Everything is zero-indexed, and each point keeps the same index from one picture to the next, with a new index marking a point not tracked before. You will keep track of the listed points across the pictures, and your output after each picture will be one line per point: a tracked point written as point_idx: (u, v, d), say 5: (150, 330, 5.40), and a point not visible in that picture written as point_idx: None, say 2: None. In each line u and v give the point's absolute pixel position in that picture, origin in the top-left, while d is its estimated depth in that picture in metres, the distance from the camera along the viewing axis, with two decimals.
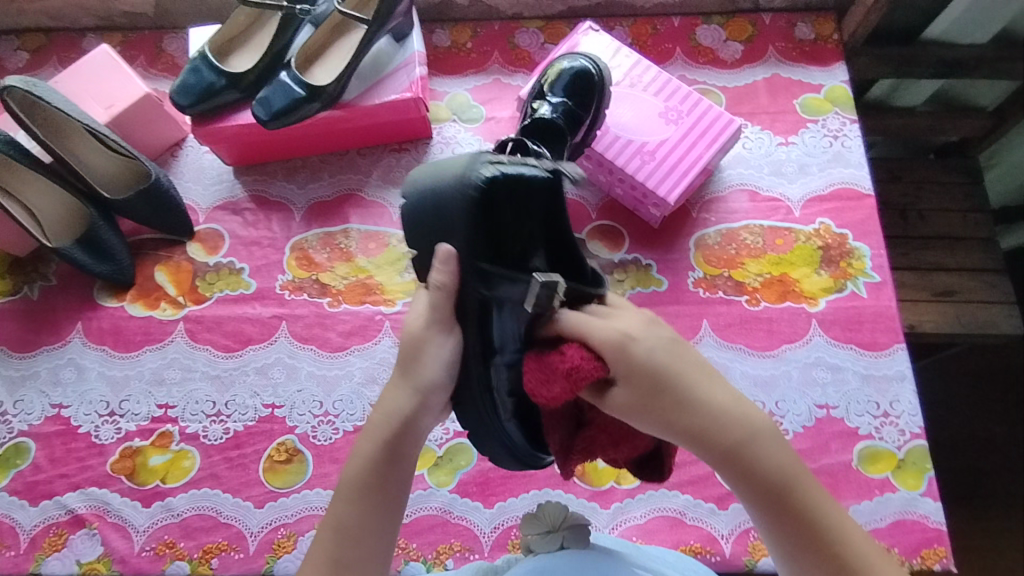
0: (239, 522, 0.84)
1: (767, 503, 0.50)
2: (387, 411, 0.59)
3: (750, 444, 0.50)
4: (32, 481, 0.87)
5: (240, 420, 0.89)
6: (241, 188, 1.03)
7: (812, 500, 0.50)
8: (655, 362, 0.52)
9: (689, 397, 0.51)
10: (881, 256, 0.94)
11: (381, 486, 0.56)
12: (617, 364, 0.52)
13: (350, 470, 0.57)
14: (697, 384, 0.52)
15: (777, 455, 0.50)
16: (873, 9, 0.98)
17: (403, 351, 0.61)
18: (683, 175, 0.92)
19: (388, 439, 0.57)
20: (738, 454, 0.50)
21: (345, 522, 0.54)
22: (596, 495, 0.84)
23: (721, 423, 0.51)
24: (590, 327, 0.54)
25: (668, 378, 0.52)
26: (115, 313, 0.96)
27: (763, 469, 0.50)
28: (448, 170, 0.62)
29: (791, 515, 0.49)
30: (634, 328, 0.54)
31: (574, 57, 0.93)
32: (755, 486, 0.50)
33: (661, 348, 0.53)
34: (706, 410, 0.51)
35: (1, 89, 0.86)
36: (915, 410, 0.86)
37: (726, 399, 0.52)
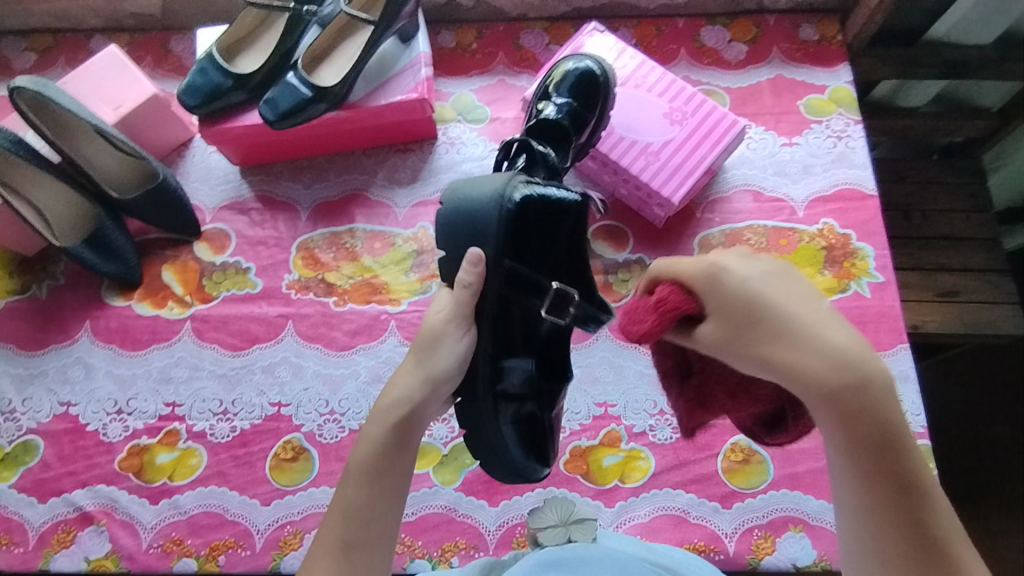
0: (245, 520, 0.85)
1: (862, 459, 0.45)
2: (397, 394, 0.59)
3: (866, 397, 0.44)
4: (41, 479, 0.88)
5: (247, 418, 0.90)
6: (248, 188, 1.03)
7: (909, 463, 0.45)
8: (764, 299, 0.46)
9: (795, 337, 0.45)
10: (885, 256, 0.94)
11: (389, 469, 0.55)
12: (709, 292, 0.48)
13: (358, 453, 0.56)
14: (808, 322, 0.46)
15: (890, 408, 0.45)
16: (877, 10, 0.99)
17: (421, 336, 0.61)
18: (688, 175, 0.93)
19: (397, 422, 0.57)
20: (851, 409, 0.44)
21: (351, 504, 0.54)
22: (601, 493, 0.85)
23: (829, 370, 0.44)
24: (683, 262, 0.51)
25: (771, 313, 0.46)
26: (123, 312, 0.96)
27: (876, 424, 0.44)
28: (487, 183, 0.63)
29: (891, 471, 0.45)
30: (731, 259, 0.49)
31: (579, 58, 0.93)
32: (852, 437, 0.45)
33: (769, 282, 0.47)
34: (818, 353, 0.45)
35: (11, 90, 0.87)
36: (918, 410, 0.87)
37: (840, 342, 0.45)
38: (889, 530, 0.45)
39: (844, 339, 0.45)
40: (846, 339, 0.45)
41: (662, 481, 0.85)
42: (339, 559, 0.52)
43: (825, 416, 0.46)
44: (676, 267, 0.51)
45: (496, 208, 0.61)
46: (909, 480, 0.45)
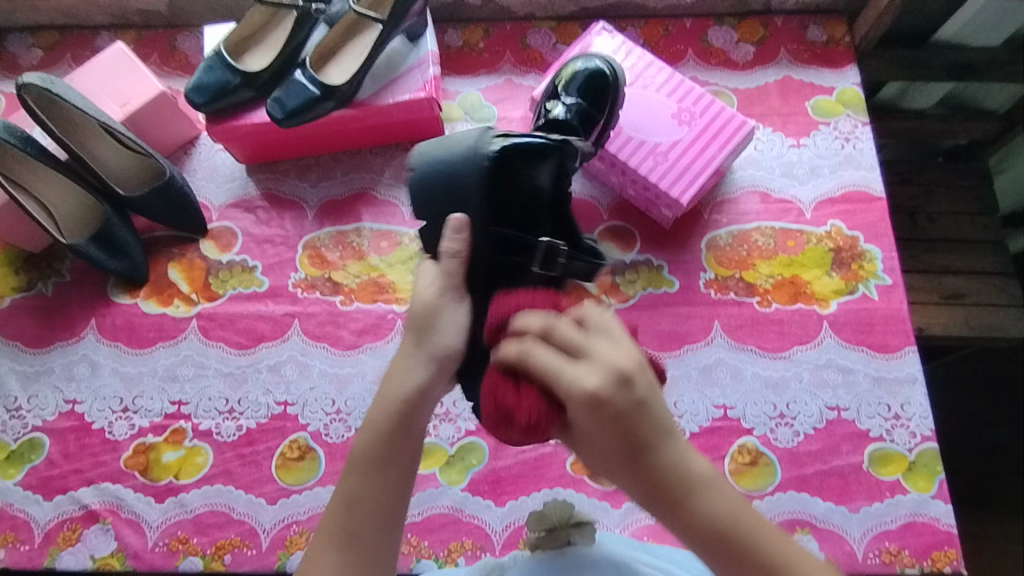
0: (251, 519, 0.85)
1: (713, 551, 0.49)
2: (401, 380, 0.57)
3: (688, 497, 0.49)
4: (46, 476, 0.87)
5: (253, 417, 0.90)
6: (254, 186, 1.03)
7: (760, 543, 0.49)
8: (622, 425, 0.49)
9: (644, 452, 0.49)
10: (893, 258, 0.94)
11: (394, 457, 0.55)
12: (576, 411, 0.49)
13: (364, 439, 0.56)
14: (658, 440, 0.49)
15: (715, 502, 0.50)
16: (886, 12, 0.99)
17: (413, 314, 0.59)
18: (696, 176, 0.92)
19: (402, 408, 0.56)
20: (673, 511, 0.49)
21: (357, 495, 0.54)
22: (608, 494, 0.85)
23: (673, 478, 0.49)
24: (560, 375, 0.49)
25: (633, 437, 0.49)
26: (129, 309, 0.96)
27: (702, 519, 0.49)
28: (460, 144, 0.69)
29: (734, 559, 0.49)
30: (607, 383, 0.49)
31: (588, 57, 0.93)
32: (696, 533, 0.49)
33: (632, 407, 0.49)
34: (661, 469, 0.49)
35: (18, 86, 0.87)
36: (926, 413, 0.87)
37: (675, 457, 0.50)
38: None
39: (676, 451, 0.50)
40: (672, 451, 0.50)
41: None
42: (344, 548, 0.53)
43: (658, 513, 0.50)
44: (545, 373, 0.50)
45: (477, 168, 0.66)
46: (766, 566, 0.48)
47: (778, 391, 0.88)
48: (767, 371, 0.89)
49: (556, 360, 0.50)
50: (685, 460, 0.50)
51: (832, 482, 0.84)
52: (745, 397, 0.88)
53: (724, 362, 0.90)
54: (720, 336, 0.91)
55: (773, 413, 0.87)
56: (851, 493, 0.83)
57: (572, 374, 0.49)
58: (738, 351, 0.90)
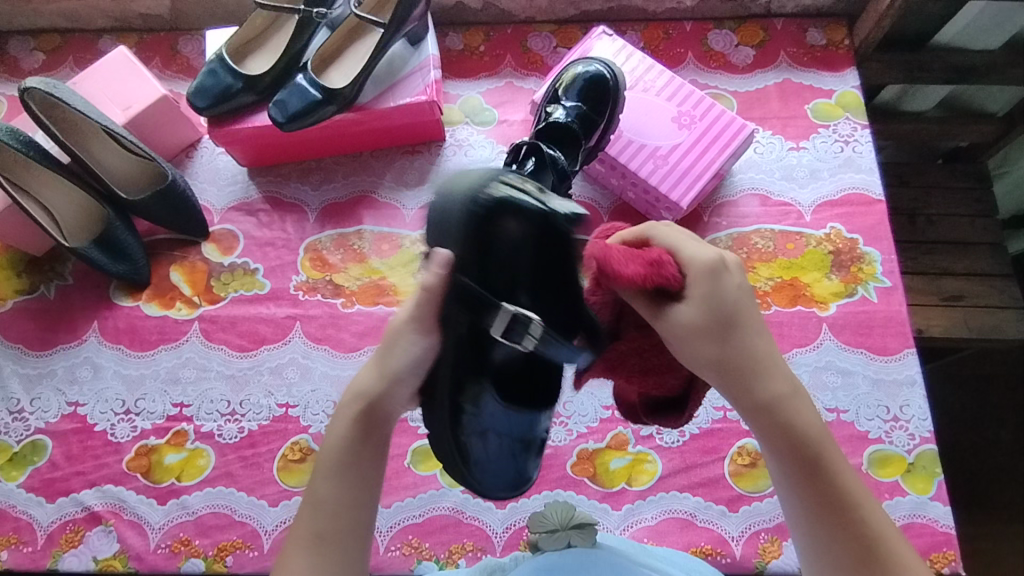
0: (253, 521, 0.85)
1: (795, 460, 0.51)
2: (361, 389, 0.58)
3: (787, 402, 0.52)
4: (49, 478, 0.88)
5: (255, 419, 0.90)
6: (256, 189, 1.04)
7: (838, 466, 0.52)
8: (735, 300, 0.52)
9: (746, 339, 0.52)
10: (892, 261, 0.94)
11: (357, 460, 0.56)
12: (695, 281, 0.52)
13: (331, 443, 0.57)
14: (758, 335, 0.53)
15: (810, 418, 0.52)
16: (885, 15, 0.99)
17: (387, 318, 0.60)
18: (696, 178, 0.93)
19: (363, 409, 0.57)
20: (768, 406, 0.52)
21: (323, 498, 0.55)
22: (608, 496, 0.85)
23: (773, 375, 0.53)
24: (684, 246, 0.52)
25: (739, 319, 0.52)
26: (131, 312, 0.96)
27: (797, 424, 0.52)
28: (463, 180, 0.57)
29: (818, 479, 0.51)
30: (729, 258, 0.53)
31: (588, 62, 0.93)
32: (785, 441, 0.52)
33: (741, 290, 0.53)
34: (758, 360, 0.52)
35: (22, 90, 0.88)
36: (925, 415, 0.87)
37: (769, 358, 0.53)
38: (812, 527, 0.51)
39: (772, 351, 0.53)
40: (771, 349, 0.53)
41: (669, 484, 0.85)
42: (313, 546, 0.54)
43: (745, 406, 0.53)
44: (674, 241, 0.53)
45: (464, 205, 0.55)
46: (836, 490, 0.51)
47: None
48: None
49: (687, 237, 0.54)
50: (783, 365, 0.53)
51: None
52: None
53: None
54: None
55: None
56: None
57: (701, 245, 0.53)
58: None
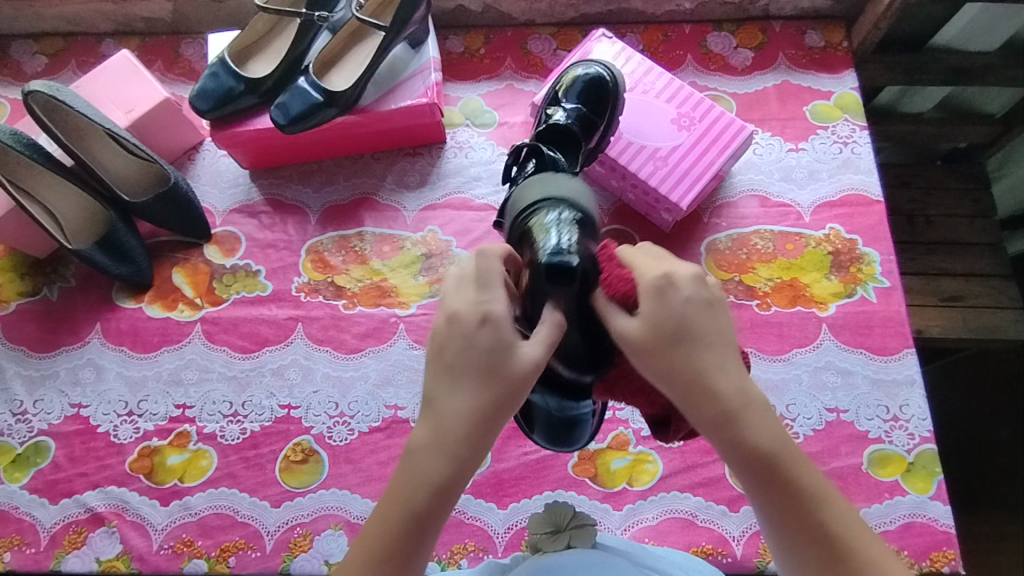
0: (255, 521, 0.85)
1: (756, 473, 0.48)
2: (464, 438, 0.49)
3: (744, 416, 0.48)
4: (52, 480, 0.88)
5: (257, 420, 0.91)
6: (257, 191, 1.04)
7: (800, 472, 0.48)
8: (683, 314, 0.49)
9: (697, 353, 0.48)
10: (891, 261, 0.95)
11: (435, 520, 0.49)
12: (646, 299, 0.50)
13: (418, 495, 0.49)
14: (711, 346, 0.49)
15: (769, 426, 0.49)
16: (883, 17, 1.00)
17: (462, 324, 0.50)
18: (695, 180, 0.93)
19: (461, 466, 0.49)
20: (722, 427, 0.48)
21: (393, 551, 0.49)
22: (609, 496, 0.85)
23: (727, 388, 0.48)
24: (639, 263, 0.51)
25: (688, 332, 0.49)
26: (134, 314, 0.97)
27: (754, 439, 0.48)
28: (523, 200, 0.64)
29: (779, 489, 0.48)
30: (684, 272, 0.50)
31: (588, 64, 0.93)
32: (743, 455, 0.48)
33: (691, 303, 0.49)
34: (708, 374, 0.48)
35: (25, 93, 0.88)
36: (924, 414, 0.87)
37: (724, 373, 0.49)
38: (777, 532, 0.49)
39: (728, 363, 0.49)
40: (726, 364, 0.49)
41: (670, 484, 0.85)
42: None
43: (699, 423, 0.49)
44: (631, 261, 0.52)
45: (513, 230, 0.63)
46: (802, 495, 0.48)
47: (778, 394, 0.89)
48: (767, 374, 0.90)
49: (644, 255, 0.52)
50: (741, 375, 0.49)
51: (831, 483, 0.85)
52: None
53: None
54: None
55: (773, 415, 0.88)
56: (851, 494, 0.84)
57: (653, 263, 0.51)
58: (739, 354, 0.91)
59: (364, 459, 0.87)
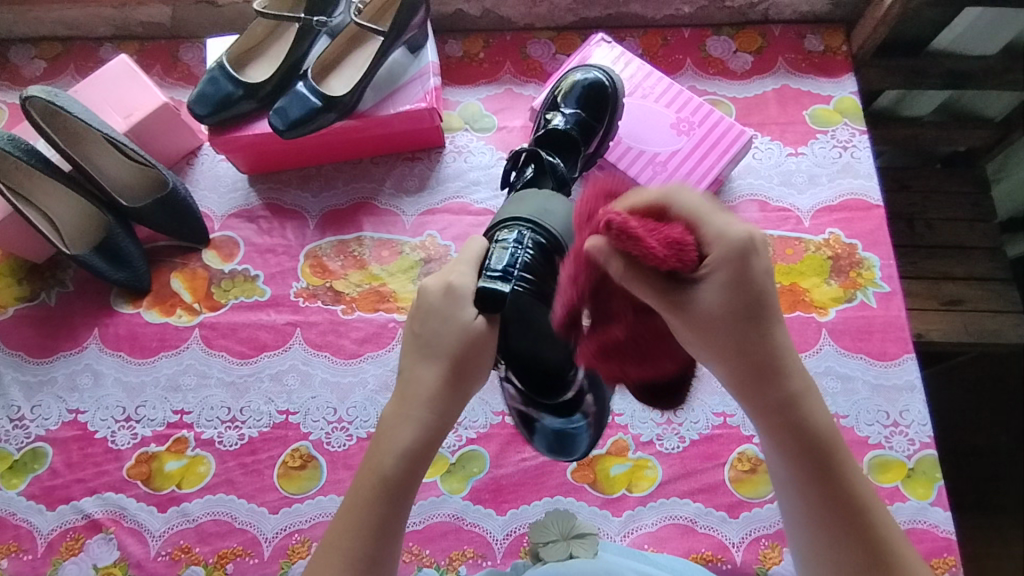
0: (254, 528, 0.85)
1: (805, 454, 0.52)
2: (428, 405, 0.55)
3: (803, 398, 0.52)
4: (49, 486, 0.88)
5: (255, 426, 0.90)
6: (256, 196, 1.04)
7: (845, 462, 0.52)
8: (762, 287, 0.50)
9: (769, 333, 0.51)
10: (890, 266, 0.94)
11: (409, 484, 0.54)
12: (716, 254, 0.49)
13: (387, 461, 0.54)
14: (780, 332, 0.52)
15: (823, 413, 0.53)
16: (883, 21, 1.00)
17: (429, 300, 0.58)
18: (695, 185, 0.93)
19: (426, 431, 0.55)
20: (776, 401, 0.52)
21: (370, 519, 0.52)
22: (608, 502, 0.85)
23: (789, 369, 0.52)
24: (706, 219, 0.48)
25: (763, 307, 0.51)
26: (131, 319, 0.97)
27: (809, 421, 0.52)
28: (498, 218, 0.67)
29: (825, 473, 0.52)
30: (758, 235, 0.50)
31: (587, 69, 0.93)
32: (797, 435, 0.52)
33: (764, 271, 0.50)
34: (778, 354, 0.52)
35: (23, 99, 0.88)
36: (924, 420, 0.87)
37: (789, 358, 0.52)
38: (815, 518, 0.52)
39: (793, 349, 0.53)
40: (783, 339, 0.52)
41: (669, 490, 0.85)
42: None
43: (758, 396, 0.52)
44: (693, 212, 0.48)
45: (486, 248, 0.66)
46: (844, 487, 0.52)
47: None
48: None
49: (702, 204, 0.49)
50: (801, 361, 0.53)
51: None
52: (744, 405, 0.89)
53: None
54: None
55: None
56: None
57: (723, 219, 0.49)
58: None
59: None
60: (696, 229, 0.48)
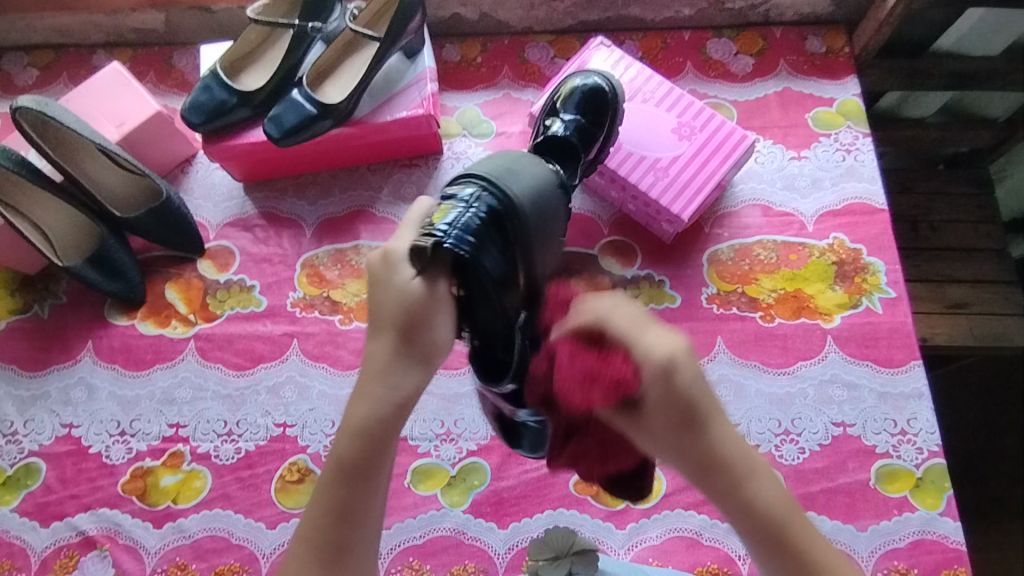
0: (251, 544, 0.84)
1: (767, 542, 0.50)
2: (384, 379, 0.52)
3: (750, 484, 0.50)
4: (43, 502, 0.86)
5: (252, 439, 0.89)
6: (252, 205, 1.02)
7: (811, 542, 0.50)
8: (691, 393, 0.48)
9: (706, 430, 0.49)
10: (896, 271, 0.93)
11: (373, 460, 0.53)
12: (647, 375, 0.48)
13: (343, 443, 0.53)
14: (718, 423, 0.50)
15: (775, 492, 0.50)
16: (886, 22, 0.98)
17: (372, 270, 0.55)
18: (697, 191, 0.92)
19: (379, 407, 0.52)
20: (735, 495, 0.50)
21: (336, 505, 0.53)
22: (612, 515, 0.83)
23: (731, 457, 0.50)
24: (638, 339, 0.48)
25: (699, 408, 0.49)
26: (126, 331, 0.95)
27: (762, 506, 0.50)
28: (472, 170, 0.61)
29: (792, 557, 0.50)
30: (679, 346, 0.49)
31: (587, 74, 0.92)
32: (754, 526, 0.50)
33: (696, 376, 0.49)
34: (719, 451, 0.49)
35: (13, 109, 0.85)
36: (932, 428, 0.86)
37: (731, 447, 0.50)
38: None
39: (731, 433, 0.50)
40: (727, 433, 0.50)
41: (673, 502, 0.84)
42: (327, 562, 0.53)
43: (709, 492, 0.51)
44: (623, 336, 0.48)
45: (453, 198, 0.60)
46: (815, 575, 0.49)
47: (783, 408, 0.87)
48: (771, 388, 0.88)
49: (630, 322, 0.49)
50: (744, 444, 0.51)
51: (839, 500, 0.83)
52: (749, 414, 0.88)
53: (728, 378, 0.89)
54: (723, 352, 0.90)
55: (778, 430, 0.87)
56: (859, 511, 0.82)
57: (648, 337, 0.49)
58: (742, 368, 0.89)
59: None
60: (631, 352, 0.48)
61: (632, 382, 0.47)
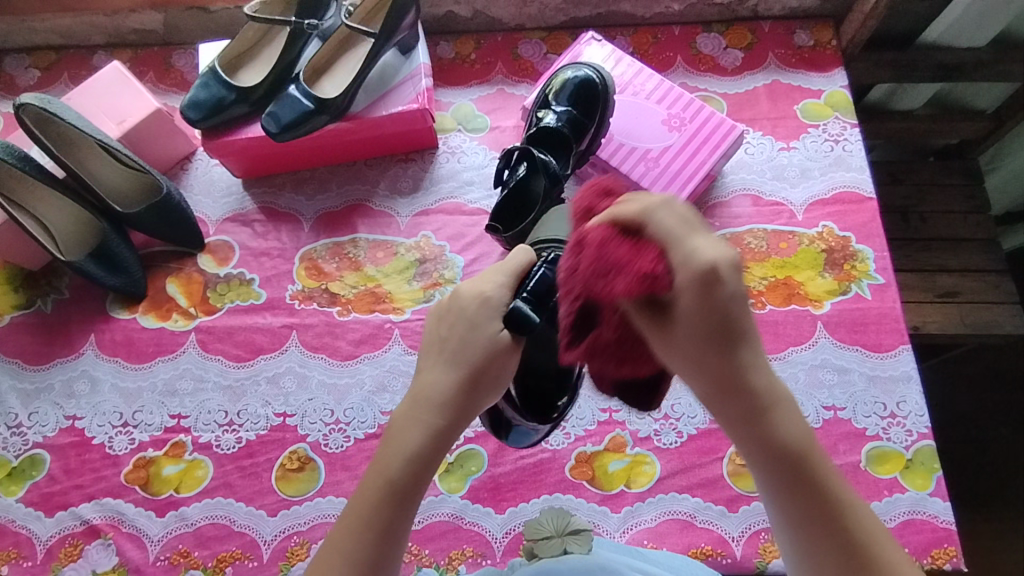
0: (252, 531, 0.85)
1: (780, 469, 0.49)
2: (444, 409, 0.55)
3: (770, 411, 0.49)
4: (48, 492, 0.88)
5: (252, 429, 0.90)
6: (250, 200, 1.04)
7: (826, 473, 0.49)
8: (732, 312, 0.46)
9: (737, 350, 0.48)
10: (884, 258, 0.95)
11: (418, 481, 0.54)
12: (683, 280, 0.44)
13: (395, 462, 0.54)
14: (750, 346, 0.48)
15: (797, 425, 0.49)
16: (871, 15, 1.00)
17: (462, 304, 0.58)
18: (687, 181, 0.93)
19: (433, 436, 0.55)
20: (753, 420, 0.49)
21: (372, 518, 0.53)
22: (607, 499, 0.85)
23: (759, 383, 0.49)
24: (681, 241, 0.45)
25: (736, 328, 0.47)
26: (128, 325, 0.97)
27: (780, 433, 0.49)
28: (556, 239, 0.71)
29: (803, 484, 0.48)
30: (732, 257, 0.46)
31: (578, 66, 0.94)
32: (770, 450, 0.49)
33: (739, 294, 0.46)
34: (743, 372, 0.48)
35: (16, 106, 0.87)
36: (922, 410, 0.87)
37: (762, 378, 0.49)
38: (795, 532, 0.49)
39: (765, 364, 0.49)
40: (761, 363, 0.49)
41: (667, 486, 0.85)
42: None
43: (732, 417, 0.50)
44: (665, 236, 0.45)
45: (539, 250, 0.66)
46: (828, 504, 0.48)
47: None
48: None
49: (680, 225, 0.45)
50: (774, 374, 0.50)
51: None
52: None
53: None
54: None
55: None
56: None
57: (694, 242, 0.45)
58: None
59: (360, 466, 0.87)
60: (666, 254, 0.45)
61: (659, 280, 0.44)
